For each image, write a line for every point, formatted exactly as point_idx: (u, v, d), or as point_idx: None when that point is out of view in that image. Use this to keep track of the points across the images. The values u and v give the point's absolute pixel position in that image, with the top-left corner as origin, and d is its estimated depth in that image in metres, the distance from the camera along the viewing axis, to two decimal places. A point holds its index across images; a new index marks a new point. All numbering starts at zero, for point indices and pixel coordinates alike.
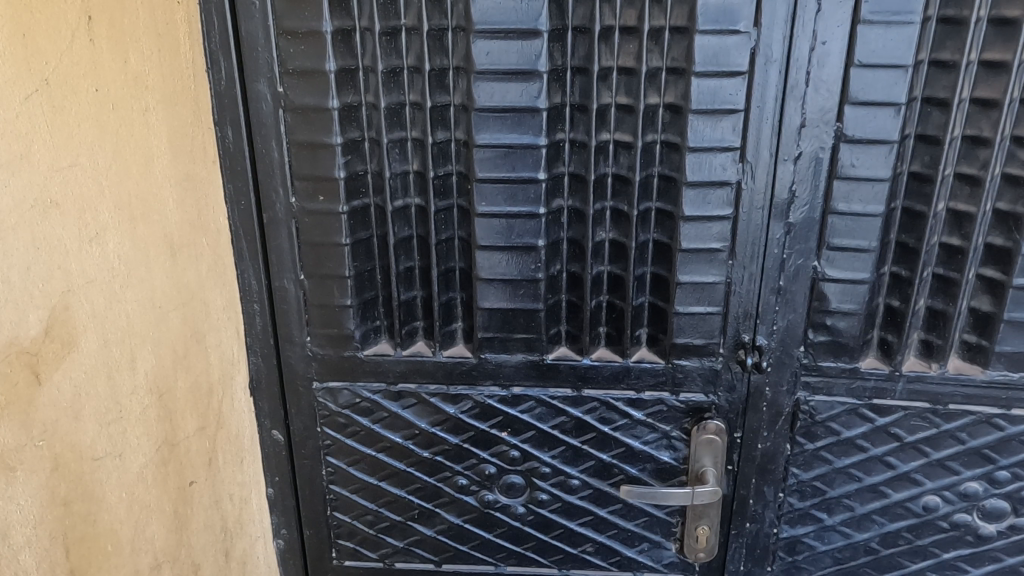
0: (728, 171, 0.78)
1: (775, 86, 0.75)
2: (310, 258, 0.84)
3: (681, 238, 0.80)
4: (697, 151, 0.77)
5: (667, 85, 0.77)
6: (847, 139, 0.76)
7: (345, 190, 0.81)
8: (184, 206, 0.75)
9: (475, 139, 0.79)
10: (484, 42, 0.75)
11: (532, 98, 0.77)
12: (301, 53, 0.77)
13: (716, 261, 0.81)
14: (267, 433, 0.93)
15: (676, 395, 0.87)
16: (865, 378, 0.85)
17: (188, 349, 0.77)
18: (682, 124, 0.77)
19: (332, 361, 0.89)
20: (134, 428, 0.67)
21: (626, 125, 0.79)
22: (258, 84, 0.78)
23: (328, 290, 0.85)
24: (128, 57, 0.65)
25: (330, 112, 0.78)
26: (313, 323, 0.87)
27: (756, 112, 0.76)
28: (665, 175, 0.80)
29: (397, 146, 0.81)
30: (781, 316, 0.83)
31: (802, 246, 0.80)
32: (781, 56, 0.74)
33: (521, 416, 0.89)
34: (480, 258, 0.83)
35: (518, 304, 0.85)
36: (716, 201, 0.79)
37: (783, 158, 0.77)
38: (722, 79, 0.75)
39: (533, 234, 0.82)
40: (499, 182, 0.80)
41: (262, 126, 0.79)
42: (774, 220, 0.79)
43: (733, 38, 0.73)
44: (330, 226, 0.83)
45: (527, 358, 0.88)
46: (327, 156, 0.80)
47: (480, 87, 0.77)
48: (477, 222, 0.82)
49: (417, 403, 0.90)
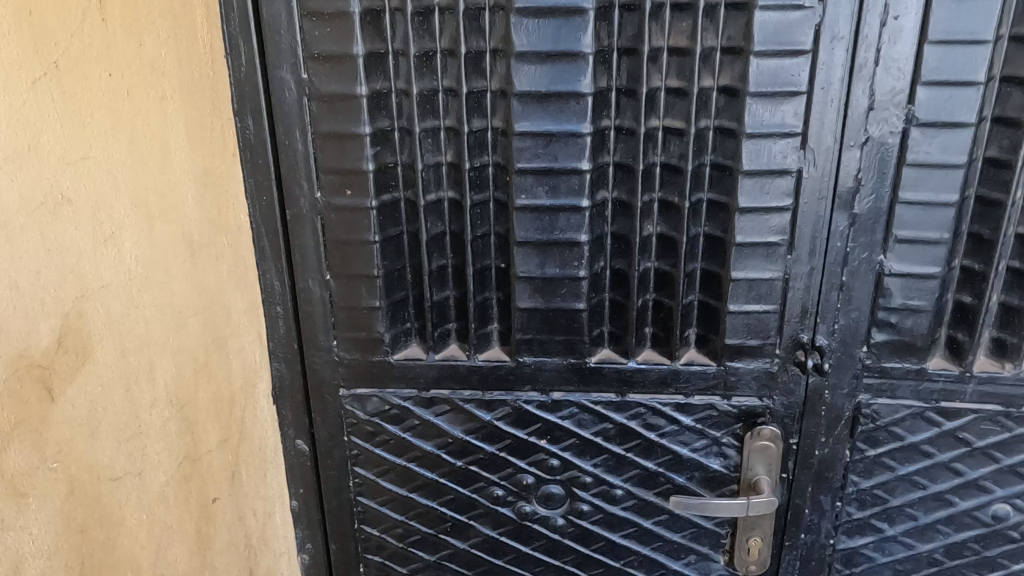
0: (788, 159, 0.72)
1: (841, 66, 0.69)
2: (337, 258, 0.79)
3: (735, 232, 0.75)
4: (754, 138, 0.71)
5: (722, 66, 0.70)
6: (919, 123, 0.70)
7: (374, 184, 0.76)
8: (203, 203, 0.70)
9: (514, 127, 0.73)
10: (526, 21, 0.70)
11: (576, 82, 0.71)
12: (327, 36, 0.71)
13: (774, 256, 0.75)
14: (291, 443, 0.88)
15: (727, 399, 0.82)
16: (932, 380, 0.79)
17: (208, 356, 0.71)
18: (738, 108, 0.71)
19: (359, 366, 0.84)
20: (153, 444, 0.61)
21: (678, 111, 0.73)
22: (279, 71, 0.72)
23: (355, 291, 0.80)
24: (144, 40, 0.60)
25: (359, 100, 0.73)
26: (340, 326, 0.82)
27: (821, 94, 0.70)
28: (718, 164, 0.74)
29: (430, 136, 0.76)
30: (843, 315, 0.77)
31: (867, 239, 0.74)
32: (849, 33, 0.68)
33: (561, 423, 0.84)
34: (518, 255, 0.78)
35: (559, 304, 0.79)
36: (774, 192, 0.73)
37: (848, 144, 0.71)
38: (783, 58, 0.69)
39: (576, 229, 0.76)
40: (540, 174, 0.75)
41: (285, 116, 0.74)
42: (837, 211, 0.73)
43: (796, 13, 0.67)
44: (360, 224, 0.78)
45: (568, 362, 0.82)
46: (355, 147, 0.75)
47: (520, 70, 0.71)
48: (516, 216, 0.76)
49: (449, 410, 0.85)
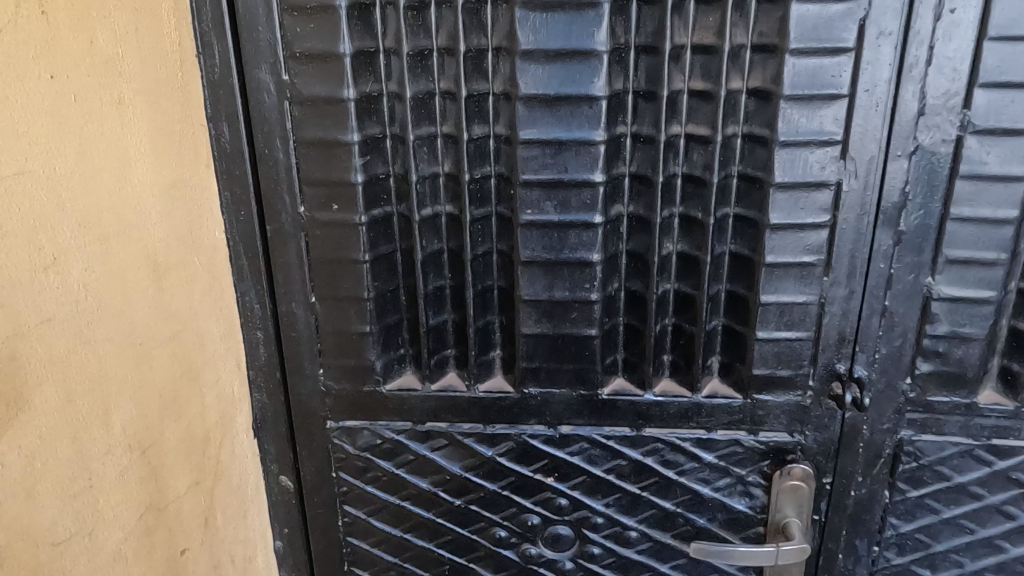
0: (826, 171, 0.64)
1: (888, 66, 0.61)
2: (323, 279, 0.72)
3: (765, 251, 0.67)
4: (788, 147, 0.64)
5: (752, 66, 0.63)
6: (976, 130, 0.62)
7: (363, 197, 0.69)
8: (171, 220, 0.62)
9: (519, 134, 0.65)
10: (532, 16, 0.62)
11: (588, 84, 0.64)
12: (310, 33, 0.63)
13: (808, 278, 0.68)
14: (275, 479, 0.80)
15: (754, 435, 0.74)
16: (983, 415, 0.71)
17: (177, 390, 0.64)
18: (771, 114, 0.63)
19: (348, 397, 0.76)
20: (108, 497, 0.54)
21: (702, 116, 0.65)
22: (257, 71, 0.65)
23: (343, 315, 0.73)
24: (97, 35, 0.52)
25: (346, 104, 0.65)
26: (327, 353, 0.75)
27: (864, 98, 0.62)
28: (746, 176, 0.66)
29: (425, 144, 0.68)
30: (885, 343, 0.69)
31: (913, 259, 0.66)
32: (898, 29, 0.60)
33: (570, 460, 0.76)
34: (523, 276, 0.70)
35: (568, 330, 0.72)
36: (810, 207, 0.65)
37: (894, 153, 0.63)
38: (822, 57, 0.61)
39: (588, 248, 0.69)
40: (548, 187, 0.67)
41: (265, 122, 0.66)
42: (881, 228, 0.65)
43: (838, 6, 0.59)
44: (348, 241, 0.70)
45: (578, 393, 0.74)
46: (342, 156, 0.67)
47: (526, 70, 0.64)
48: (520, 234, 0.69)
49: (447, 445, 0.77)
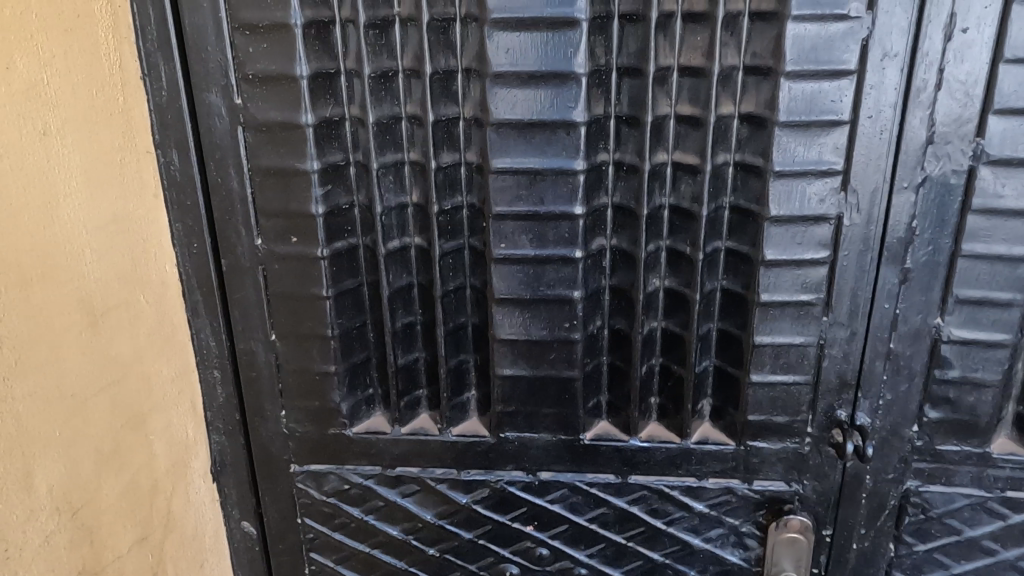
0: (825, 203, 0.59)
1: (893, 90, 0.55)
2: (284, 315, 0.67)
3: (759, 289, 0.62)
4: (784, 178, 0.58)
5: (745, 89, 0.57)
6: (990, 160, 0.57)
7: (325, 229, 0.63)
8: (111, 257, 0.57)
9: (491, 162, 0.60)
10: (504, 35, 0.57)
11: (566, 109, 0.58)
12: (263, 53, 0.58)
13: (806, 317, 0.62)
14: (237, 525, 0.75)
15: (748, 483, 0.68)
16: (997, 466, 0.65)
17: (118, 441, 0.58)
18: (765, 141, 0.58)
19: (313, 440, 0.71)
20: (29, 569, 0.49)
21: (690, 143, 0.60)
22: (207, 94, 0.60)
23: (305, 353, 0.68)
24: (16, 59, 0.47)
25: (303, 130, 0.60)
26: (289, 393, 0.69)
27: (867, 125, 0.56)
28: (738, 208, 0.61)
29: (391, 172, 0.63)
30: (890, 388, 0.64)
31: (921, 299, 0.61)
32: (904, 50, 0.54)
33: (550, 508, 0.71)
34: (497, 314, 0.65)
35: (547, 372, 0.66)
36: (808, 242, 0.60)
37: (900, 184, 0.58)
38: (821, 81, 0.55)
39: (568, 284, 0.63)
40: (523, 219, 0.62)
41: (216, 149, 0.61)
42: (886, 266, 0.60)
43: (839, 25, 0.54)
44: (308, 276, 0.65)
45: (559, 438, 0.69)
46: (300, 186, 0.62)
47: (497, 94, 0.58)
48: (494, 269, 0.63)
49: (419, 491, 0.72)
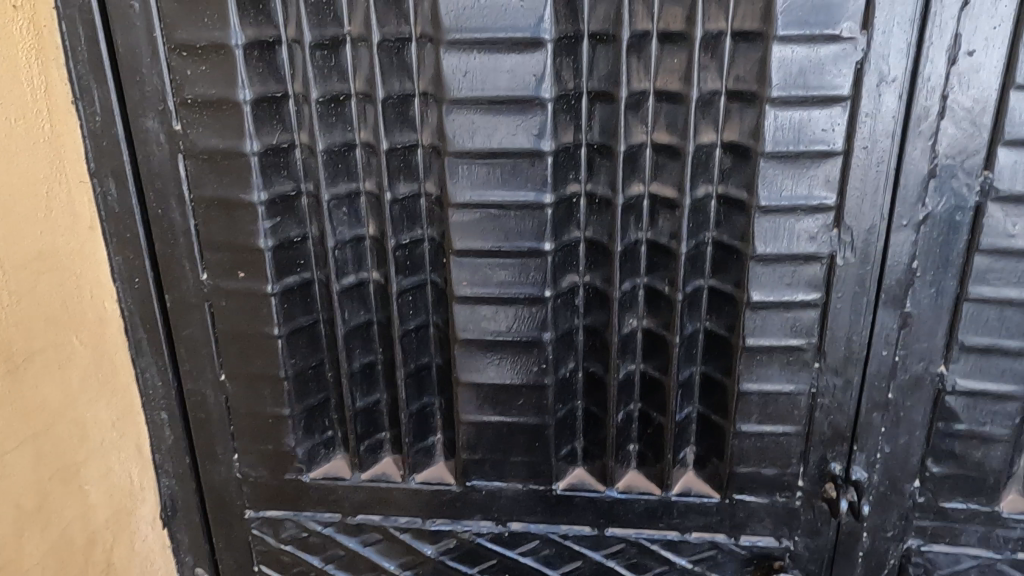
0: (816, 242, 0.53)
1: (891, 118, 0.50)
2: (233, 355, 0.62)
3: (744, 333, 0.56)
4: (771, 214, 0.53)
5: (727, 116, 0.52)
6: (999, 196, 0.51)
7: (274, 265, 0.59)
8: (34, 297, 0.53)
9: (451, 195, 0.55)
10: (461, 57, 0.52)
11: (531, 138, 0.53)
12: (202, 76, 0.54)
13: (796, 363, 0.57)
14: (190, 571, 0.71)
15: (735, 539, 0.63)
16: (1008, 526, 0.59)
17: (44, 496, 0.54)
18: (749, 174, 0.53)
19: (268, 485, 0.66)
20: None
21: (668, 175, 0.55)
22: (144, 120, 0.55)
23: (257, 395, 0.63)
24: None
25: (247, 159, 0.55)
26: (242, 437, 0.65)
27: (862, 157, 0.51)
28: (722, 244, 0.56)
29: (345, 203, 0.58)
30: (888, 440, 0.58)
31: (922, 345, 0.55)
32: (903, 75, 0.49)
33: (521, 561, 0.66)
34: (461, 356, 0.60)
35: (516, 418, 0.61)
36: (798, 283, 0.55)
37: (899, 222, 0.52)
38: (811, 108, 0.50)
39: (536, 325, 0.58)
40: (487, 255, 0.57)
41: (156, 178, 0.57)
42: (883, 309, 0.55)
43: (830, 47, 0.49)
44: (257, 314, 0.60)
45: (529, 488, 0.64)
46: (245, 218, 0.57)
47: (456, 121, 0.53)
48: (456, 308, 0.59)
49: (382, 540, 0.67)
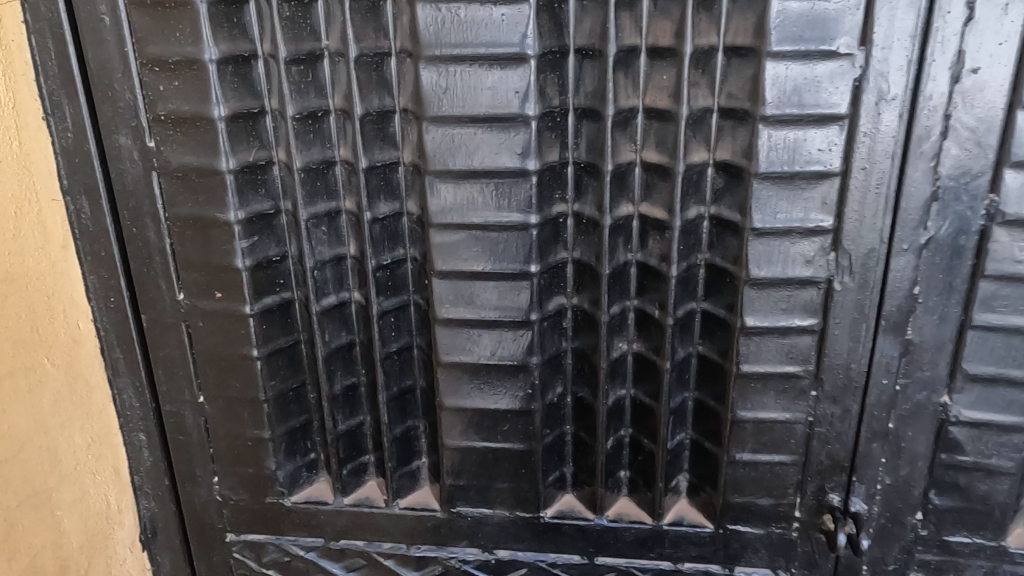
0: (812, 266, 0.51)
1: (891, 138, 0.48)
2: (211, 376, 0.60)
3: (738, 359, 0.54)
4: (765, 237, 0.51)
5: (719, 135, 0.50)
6: (1006, 220, 0.48)
7: (251, 285, 0.57)
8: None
9: (432, 215, 0.53)
10: (441, 72, 0.50)
11: (514, 156, 0.51)
12: (174, 92, 0.52)
13: (792, 391, 0.55)
14: None
15: (730, 570, 0.60)
16: (1015, 562, 0.56)
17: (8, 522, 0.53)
18: (742, 195, 0.50)
19: (249, 509, 0.65)
20: None
21: (658, 195, 0.52)
22: (117, 136, 0.54)
23: (236, 418, 0.61)
24: None
25: (222, 176, 0.53)
26: (221, 460, 0.63)
27: (861, 178, 0.49)
28: (714, 267, 0.54)
29: (325, 222, 0.56)
30: (889, 471, 0.56)
31: (924, 374, 0.53)
32: (903, 93, 0.47)
33: None
34: (444, 380, 0.58)
35: (501, 444, 0.59)
36: (794, 308, 0.52)
37: (900, 246, 0.50)
38: (806, 127, 0.48)
39: (521, 349, 0.56)
40: (469, 277, 0.55)
41: (130, 196, 0.55)
42: (883, 336, 0.52)
43: (826, 64, 0.46)
44: (234, 335, 0.58)
45: (516, 515, 0.62)
46: (221, 238, 0.55)
47: (436, 139, 0.51)
48: (439, 331, 0.56)
49: (365, 566, 0.65)
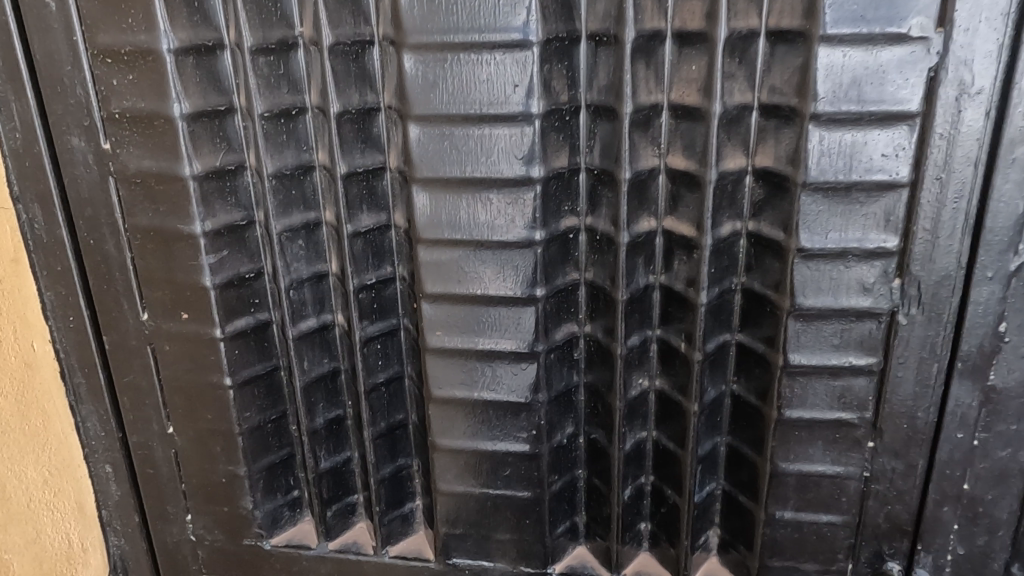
0: (872, 295, 0.42)
1: (974, 141, 0.39)
2: (180, 406, 0.54)
3: (780, 404, 0.45)
4: (814, 259, 0.42)
5: (759, 138, 0.42)
6: None
7: (219, 306, 0.50)
8: None
9: (420, 228, 0.46)
10: (429, 63, 0.42)
11: (515, 161, 0.43)
12: (128, 87, 0.45)
13: (845, 442, 0.46)
14: None
15: None
16: None
17: None
18: (787, 209, 0.42)
19: (224, 551, 0.58)
20: None
21: (686, 208, 0.44)
22: (69, 137, 0.48)
23: (208, 452, 0.55)
24: None
25: (183, 183, 0.46)
26: (194, 497, 0.57)
27: (934, 190, 0.40)
28: (752, 294, 0.45)
29: (302, 236, 0.50)
30: (961, 538, 0.47)
31: (1006, 426, 0.44)
32: (992, 86, 0.38)
33: None
34: (436, 416, 0.51)
35: (502, 491, 0.52)
36: (848, 345, 0.44)
37: (981, 273, 0.41)
38: (867, 128, 0.39)
39: (524, 385, 0.48)
40: (464, 301, 0.47)
41: (86, 204, 0.49)
42: (955, 380, 0.44)
43: (893, 51, 0.38)
44: (202, 361, 0.52)
45: (520, 570, 0.54)
46: (184, 253, 0.48)
47: (425, 142, 0.44)
48: (431, 361, 0.49)
49: None
